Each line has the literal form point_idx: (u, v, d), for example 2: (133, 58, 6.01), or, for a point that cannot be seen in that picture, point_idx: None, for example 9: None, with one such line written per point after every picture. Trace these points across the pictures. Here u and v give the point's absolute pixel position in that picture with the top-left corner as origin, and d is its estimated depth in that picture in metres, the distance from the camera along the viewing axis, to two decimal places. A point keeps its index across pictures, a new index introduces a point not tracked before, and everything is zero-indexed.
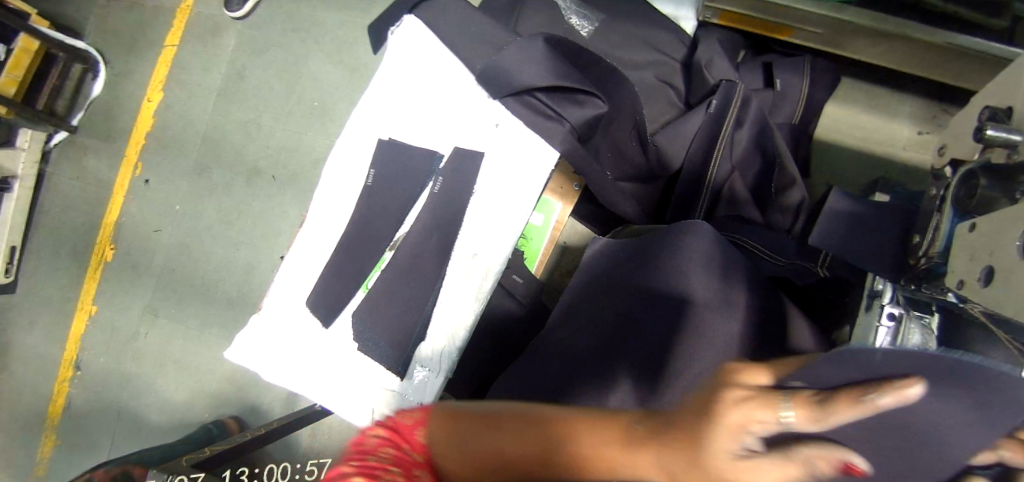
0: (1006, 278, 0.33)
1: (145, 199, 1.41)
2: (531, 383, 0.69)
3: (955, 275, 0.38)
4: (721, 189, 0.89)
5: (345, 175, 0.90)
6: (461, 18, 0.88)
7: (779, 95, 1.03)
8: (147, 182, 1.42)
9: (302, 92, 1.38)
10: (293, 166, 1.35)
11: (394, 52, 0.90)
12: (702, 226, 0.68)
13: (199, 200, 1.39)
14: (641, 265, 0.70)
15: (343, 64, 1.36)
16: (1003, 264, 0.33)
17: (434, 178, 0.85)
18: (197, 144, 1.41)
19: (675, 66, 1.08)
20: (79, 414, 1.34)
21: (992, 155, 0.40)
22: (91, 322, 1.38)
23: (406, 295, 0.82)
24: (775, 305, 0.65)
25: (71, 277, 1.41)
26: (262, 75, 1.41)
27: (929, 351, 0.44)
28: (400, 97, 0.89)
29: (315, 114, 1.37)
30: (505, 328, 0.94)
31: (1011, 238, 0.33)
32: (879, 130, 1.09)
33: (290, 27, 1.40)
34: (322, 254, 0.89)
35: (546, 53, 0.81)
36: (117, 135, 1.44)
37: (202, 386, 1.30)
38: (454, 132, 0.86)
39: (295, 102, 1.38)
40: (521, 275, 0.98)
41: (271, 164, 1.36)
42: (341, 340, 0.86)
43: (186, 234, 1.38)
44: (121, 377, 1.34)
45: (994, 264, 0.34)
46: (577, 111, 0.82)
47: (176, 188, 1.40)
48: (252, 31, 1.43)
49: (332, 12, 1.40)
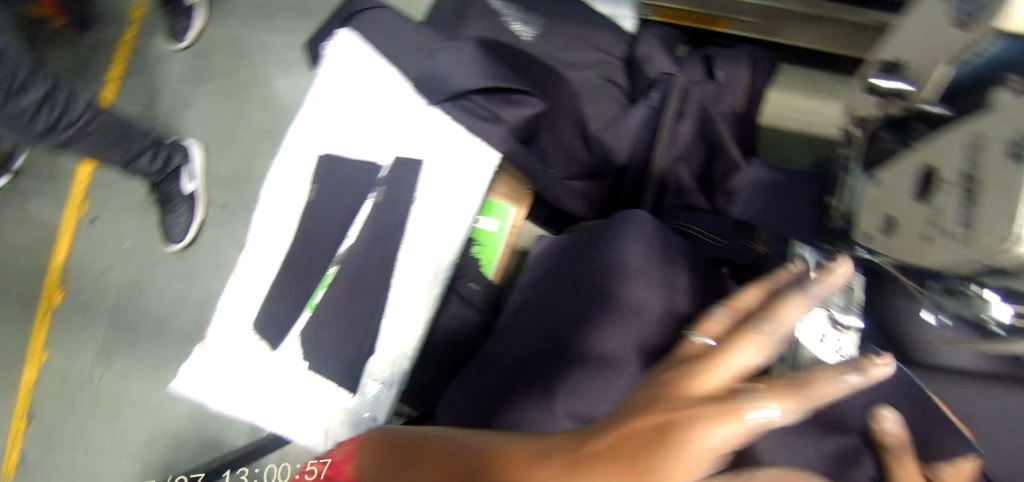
0: (910, 234, 0.33)
1: (92, 238, 1.37)
2: (484, 382, 0.69)
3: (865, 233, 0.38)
4: (667, 180, 0.89)
5: (286, 194, 0.88)
6: (394, 26, 0.87)
7: (722, 85, 1.04)
8: (94, 220, 1.38)
9: (250, 118, 1.36)
10: (244, 193, 1.33)
11: (330, 67, 0.89)
12: (641, 214, 0.69)
13: (150, 234, 1.35)
14: (585, 255, 0.71)
15: (292, 87, 1.35)
16: (910, 220, 0.33)
17: (375, 190, 0.84)
18: None
19: (617, 65, 1.08)
20: (32, 469, 1.26)
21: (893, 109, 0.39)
22: (41, 370, 1.31)
23: (355, 311, 0.80)
24: (716, 288, 0.68)
25: (18, 324, 1.34)
26: (209, 103, 1.38)
27: (852, 304, 0.47)
28: (338, 110, 0.88)
29: (265, 139, 1.34)
30: None
31: (910, 193, 0.33)
32: (822, 112, 1.11)
33: (236, 55, 1.38)
34: (267, 277, 0.87)
35: (479, 55, 0.79)
36: (62, 175, 1.40)
37: (162, 426, 1.24)
38: (394, 142, 0.85)
39: (244, 128, 1.36)
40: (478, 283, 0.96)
41: (222, 193, 1.33)
42: (289, 362, 0.83)
43: (139, 270, 1.33)
44: (77, 424, 1.28)
45: (896, 219, 0.34)
46: (512, 110, 0.80)
47: (126, 224, 1.36)
48: (196, 58, 1.40)
49: (276, 35, 1.38)
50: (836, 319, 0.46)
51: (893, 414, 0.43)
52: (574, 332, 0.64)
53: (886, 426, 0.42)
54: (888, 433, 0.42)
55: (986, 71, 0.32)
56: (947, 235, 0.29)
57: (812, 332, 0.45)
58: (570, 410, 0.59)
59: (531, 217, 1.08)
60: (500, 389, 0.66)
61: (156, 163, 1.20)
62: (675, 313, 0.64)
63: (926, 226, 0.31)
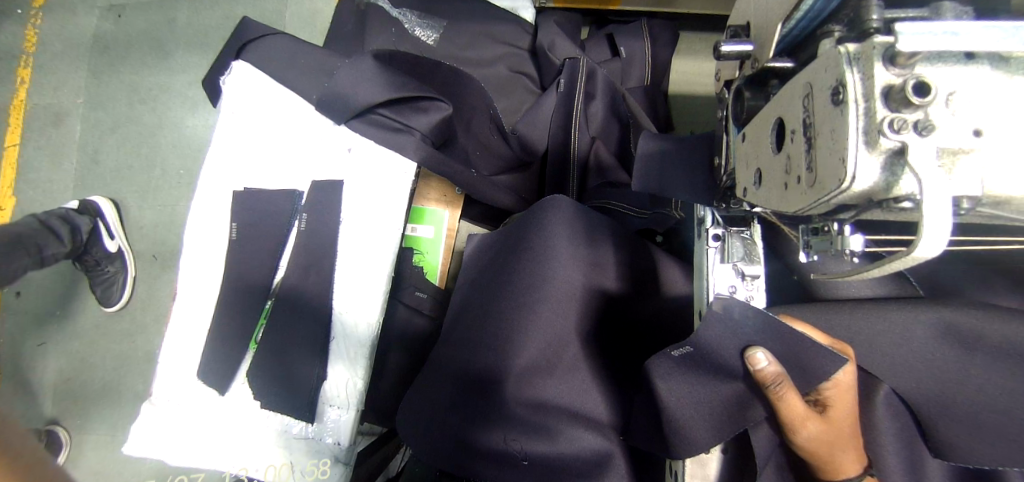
0: (769, 179, 0.34)
1: (16, 314, 1.27)
2: (437, 387, 0.70)
3: (739, 187, 0.39)
4: (587, 161, 0.92)
5: (208, 236, 0.84)
6: (290, 50, 0.85)
7: (626, 61, 1.07)
8: (18, 293, 1.28)
9: (165, 162, 1.29)
10: (172, 240, 1.27)
11: (229, 99, 0.86)
12: (561, 198, 0.70)
13: (80, 299, 1.27)
14: (514, 249, 0.72)
15: (203, 123, 1.30)
16: (769, 169, 0.34)
17: (299, 217, 0.83)
18: None
19: (524, 55, 1.12)
20: None
21: (750, 67, 0.39)
22: None
23: (298, 342, 0.78)
24: (642, 255, 0.72)
25: None
26: (118, 153, 1.30)
27: (754, 254, 0.47)
28: (247, 142, 0.85)
29: (184, 182, 1.29)
30: (416, 348, 0.93)
31: (767, 146, 0.34)
32: None
33: (137, 99, 1.31)
34: (200, 322, 0.83)
35: (378, 68, 0.79)
36: None
37: None
38: (310, 166, 0.84)
39: (160, 174, 1.29)
40: (424, 290, 0.96)
41: (148, 244, 1.27)
42: (242, 403, 0.80)
43: (74, 339, 1.25)
44: None
45: (760, 169, 0.35)
46: (422, 117, 0.81)
47: (51, 293, 1.27)
48: (95, 107, 1.32)
49: (177, 73, 1.32)
50: (743, 271, 0.47)
51: (764, 352, 0.45)
52: (515, 326, 0.66)
53: (757, 365, 0.45)
54: (768, 373, 0.45)
55: (813, 20, 0.34)
56: (801, 182, 0.30)
57: (721, 281, 0.48)
58: (521, 399, 0.65)
59: (467, 216, 1.09)
60: (455, 393, 0.68)
61: (63, 234, 1.14)
62: (603, 290, 0.68)
63: (784, 177, 0.32)
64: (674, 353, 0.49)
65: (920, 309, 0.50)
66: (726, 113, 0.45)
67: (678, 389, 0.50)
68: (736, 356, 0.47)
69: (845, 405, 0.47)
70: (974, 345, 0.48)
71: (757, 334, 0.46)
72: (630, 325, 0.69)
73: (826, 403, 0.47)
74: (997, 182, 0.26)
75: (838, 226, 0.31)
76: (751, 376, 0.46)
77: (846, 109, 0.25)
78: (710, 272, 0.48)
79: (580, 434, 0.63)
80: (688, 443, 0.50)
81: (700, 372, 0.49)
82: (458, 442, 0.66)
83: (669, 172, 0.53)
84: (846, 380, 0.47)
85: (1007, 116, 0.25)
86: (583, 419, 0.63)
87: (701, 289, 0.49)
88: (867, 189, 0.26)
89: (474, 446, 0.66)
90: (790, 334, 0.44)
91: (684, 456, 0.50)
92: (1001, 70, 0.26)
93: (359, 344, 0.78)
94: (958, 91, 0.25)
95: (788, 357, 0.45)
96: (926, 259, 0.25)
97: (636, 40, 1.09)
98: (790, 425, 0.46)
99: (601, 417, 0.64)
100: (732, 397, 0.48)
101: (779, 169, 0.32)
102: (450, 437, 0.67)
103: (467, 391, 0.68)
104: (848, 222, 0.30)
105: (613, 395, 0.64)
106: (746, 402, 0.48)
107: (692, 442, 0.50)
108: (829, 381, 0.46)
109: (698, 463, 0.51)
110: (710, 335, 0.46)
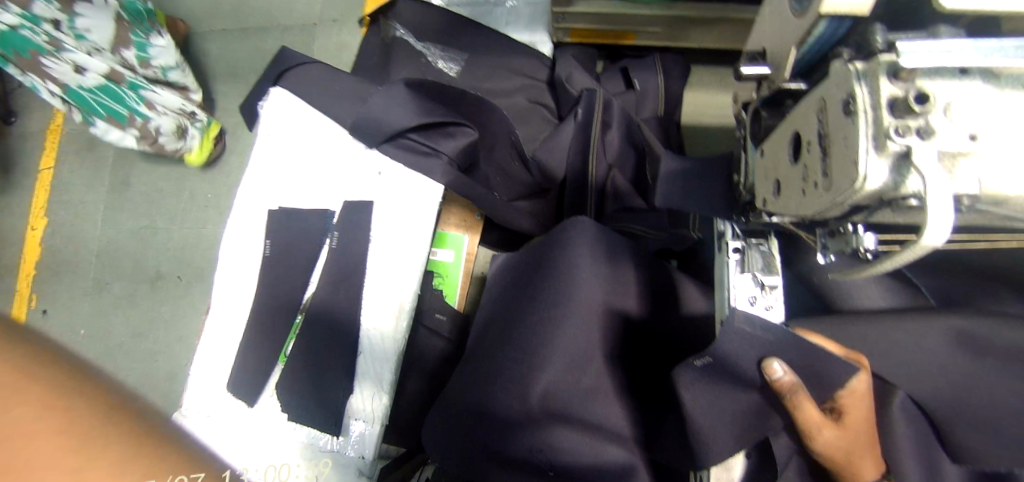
0: (787, 187, 0.37)
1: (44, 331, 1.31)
2: (464, 400, 0.72)
3: (759, 197, 0.42)
4: (604, 187, 0.97)
5: (242, 252, 0.88)
6: (326, 80, 0.91)
7: (640, 93, 1.13)
8: (45, 311, 1.33)
9: (193, 186, 1.35)
10: (197, 260, 1.31)
11: (268, 125, 0.91)
12: (584, 220, 0.73)
13: (105, 318, 1.30)
14: (538, 267, 0.75)
15: (233, 148, 1.35)
16: (787, 178, 0.37)
17: (330, 235, 0.86)
18: (92, 262, 1.33)
19: (542, 87, 1.18)
20: None
21: (767, 89, 0.43)
22: None
23: (326, 357, 0.81)
24: (661, 273, 0.75)
25: None
26: (149, 177, 1.36)
27: (773, 266, 0.50)
28: (282, 164, 0.90)
29: (211, 205, 1.34)
30: (436, 366, 0.95)
31: (785, 158, 0.38)
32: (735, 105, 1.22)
33: None
34: (232, 336, 0.86)
35: (409, 95, 0.85)
36: (8, 271, 1.37)
37: None
38: (341, 187, 0.88)
39: (188, 197, 1.34)
40: (444, 311, 0.98)
41: (174, 265, 1.31)
42: (269, 416, 0.82)
43: (98, 357, 1.28)
44: None
45: (778, 178, 0.39)
46: (449, 142, 0.86)
47: (78, 311, 1.32)
48: None
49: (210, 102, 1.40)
50: (763, 282, 0.49)
51: (780, 362, 0.47)
52: (539, 343, 0.68)
53: (774, 375, 0.46)
54: (784, 384, 0.46)
55: (824, 45, 0.37)
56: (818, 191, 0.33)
57: (742, 292, 0.50)
58: (549, 410, 0.66)
59: (485, 240, 1.13)
60: (482, 405, 0.70)
61: None
62: (624, 308, 0.71)
63: (802, 184, 0.35)
64: (697, 363, 0.50)
65: (937, 319, 0.52)
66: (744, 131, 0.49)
67: (701, 397, 0.51)
68: (753, 366, 0.48)
69: (861, 411, 0.49)
70: (986, 352, 0.51)
71: (777, 343, 0.47)
72: (650, 340, 0.71)
73: (842, 411, 0.48)
74: (992, 181, 0.29)
75: (853, 226, 0.34)
76: (769, 385, 0.48)
77: (857, 119, 0.29)
78: (730, 282, 0.50)
79: (603, 447, 0.64)
80: (709, 449, 0.51)
81: (721, 384, 0.51)
82: (485, 453, 0.68)
83: (689, 191, 0.57)
84: (861, 387, 0.49)
85: (1002, 122, 0.29)
86: (610, 430, 0.65)
87: (722, 297, 0.51)
88: (878, 188, 0.29)
89: (501, 457, 0.67)
90: (806, 342, 0.46)
91: (708, 462, 0.51)
92: (992, 84, 0.29)
93: (386, 358, 0.80)
94: (954, 102, 0.29)
95: (806, 367, 0.47)
96: (931, 248, 0.28)
97: (650, 73, 1.15)
98: (807, 432, 0.47)
99: (624, 430, 0.65)
100: (749, 406, 0.50)
101: (796, 176, 0.36)
102: (479, 448, 0.68)
103: (491, 407, 0.69)
104: (861, 222, 0.33)
105: (634, 408, 0.66)
106: (765, 410, 0.50)
107: (714, 448, 0.51)
108: (845, 388, 0.47)
109: (725, 468, 0.53)
110: (734, 347, 0.47)
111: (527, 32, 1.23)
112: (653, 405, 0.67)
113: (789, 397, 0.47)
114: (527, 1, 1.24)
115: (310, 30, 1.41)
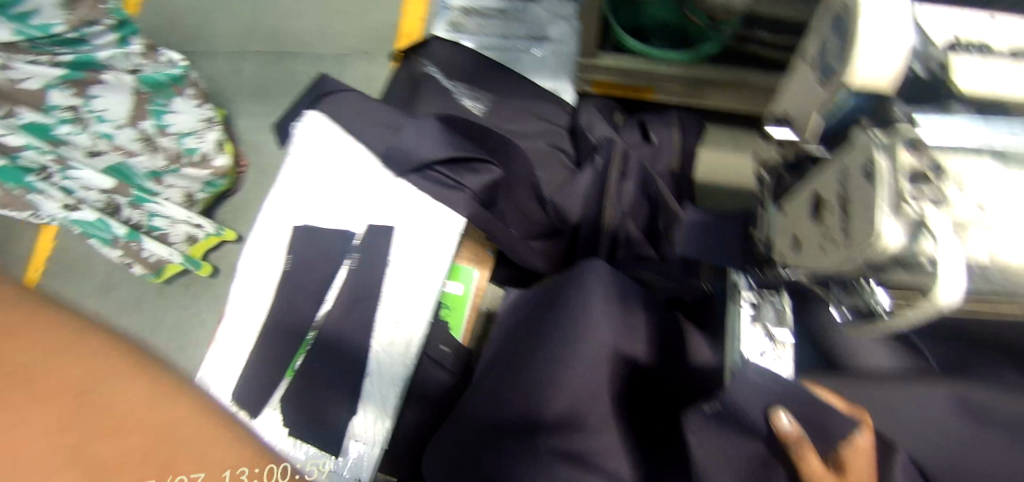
0: (805, 242, 0.40)
1: None
2: (470, 432, 0.72)
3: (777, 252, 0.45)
4: (617, 234, 1.00)
5: (262, 265, 0.91)
6: (362, 107, 0.96)
7: (656, 147, 1.18)
8: None
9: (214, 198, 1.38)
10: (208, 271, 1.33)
11: (302, 145, 0.95)
12: (598, 263, 0.76)
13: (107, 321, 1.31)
14: (551, 305, 0.77)
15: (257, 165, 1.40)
16: (805, 234, 0.40)
17: (349, 256, 0.89)
18: (104, 264, 1.35)
19: (563, 133, 1.23)
20: None
21: (787, 152, 0.47)
22: None
23: (333, 376, 0.82)
24: (671, 321, 0.76)
25: None
26: None
27: (784, 320, 0.53)
28: (310, 184, 0.94)
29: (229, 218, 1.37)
30: (438, 397, 0.95)
31: (804, 216, 0.41)
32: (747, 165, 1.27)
33: None
34: (241, 346, 0.87)
35: (441, 129, 0.89)
36: (16, 265, 1.37)
37: None
38: (365, 211, 0.91)
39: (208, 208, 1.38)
40: (449, 344, 0.99)
41: (184, 273, 1.33)
42: (270, 431, 0.82)
43: None
44: None
45: (797, 234, 0.41)
46: (474, 177, 0.88)
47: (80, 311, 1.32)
48: None
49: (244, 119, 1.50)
50: (773, 335, 0.52)
51: (785, 412, 0.48)
52: (549, 380, 0.69)
53: (779, 422, 0.47)
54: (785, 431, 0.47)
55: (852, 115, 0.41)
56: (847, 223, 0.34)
57: (752, 343, 0.52)
58: (554, 449, 0.66)
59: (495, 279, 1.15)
60: (488, 438, 0.70)
61: None
62: (633, 352, 0.72)
63: (820, 241, 0.38)
64: (707, 409, 0.52)
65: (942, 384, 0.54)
66: (763, 191, 0.52)
67: (710, 443, 0.52)
68: (760, 415, 0.49)
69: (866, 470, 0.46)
70: (986, 421, 0.52)
71: (786, 395, 0.49)
72: (656, 386, 0.72)
73: (843, 465, 0.47)
74: (1002, 252, 0.32)
75: (868, 283, 0.37)
76: (775, 435, 0.49)
77: (879, 183, 0.31)
78: (741, 331, 0.53)
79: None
80: None
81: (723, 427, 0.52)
82: None
83: (707, 240, 0.59)
84: (862, 442, 0.48)
85: (1007, 197, 0.33)
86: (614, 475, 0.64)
87: (733, 346, 0.53)
88: (892, 249, 0.31)
89: None
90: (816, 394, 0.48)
91: None
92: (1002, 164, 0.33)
93: (393, 384, 0.81)
94: (965, 179, 0.32)
95: (812, 421, 0.48)
96: (946, 307, 0.31)
97: (666, 128, 1.20)
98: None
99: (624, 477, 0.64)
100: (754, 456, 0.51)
101: (815, 232, 0.39)
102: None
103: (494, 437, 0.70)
104: (875, 279, 0.36)
105: (636, 456, 0.66)
106: (769, 463, 0.50)
107: None
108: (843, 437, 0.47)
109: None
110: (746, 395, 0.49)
111: (553, 80, 1.29)
112: (657, 459, 0.66)
113: (790, 447, 0.48)
114: (554, 52, 1.31)
115: (343, 61, 1.49)
